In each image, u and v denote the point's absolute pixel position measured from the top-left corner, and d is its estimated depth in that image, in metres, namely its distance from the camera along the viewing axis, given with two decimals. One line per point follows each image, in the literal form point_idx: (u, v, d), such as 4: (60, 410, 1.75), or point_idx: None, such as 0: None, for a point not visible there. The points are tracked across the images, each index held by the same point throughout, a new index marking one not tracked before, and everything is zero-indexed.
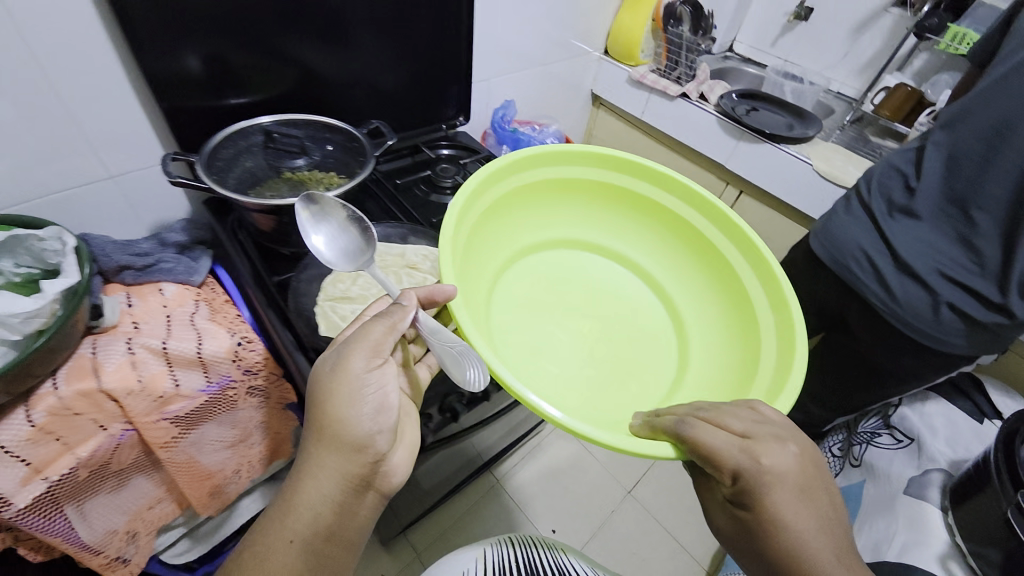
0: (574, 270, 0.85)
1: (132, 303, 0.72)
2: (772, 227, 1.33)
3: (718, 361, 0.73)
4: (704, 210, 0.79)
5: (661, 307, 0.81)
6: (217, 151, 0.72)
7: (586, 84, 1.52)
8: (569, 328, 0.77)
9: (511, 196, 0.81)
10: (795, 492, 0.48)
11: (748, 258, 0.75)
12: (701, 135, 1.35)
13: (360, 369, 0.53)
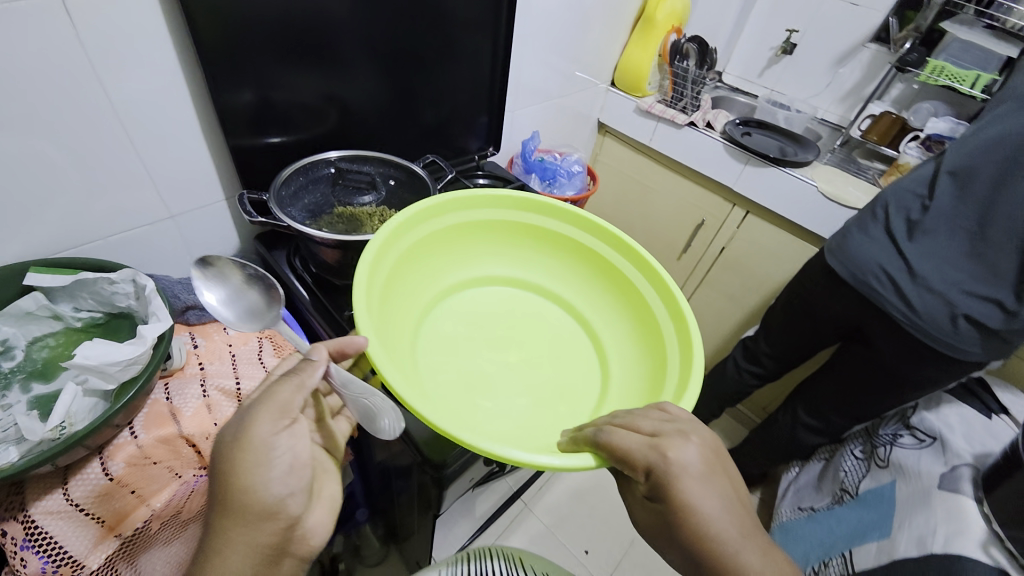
0: (510, 307, 0.78)
1: (197, 344, 0.71)
2: (779, 243, 1.41)
3: (637, 371, 0.69)
4: (623, 251, 0.75)
5: (588, 341, 0.76)
6: (286, 184, 0.74)
7: (593, 114, 1.60)
8: (494, 360, 0.70)
9: (446, 234, 0.77)
10: (714, 482, 0.44)
11: (657, 285, 0.71)
12: (708, 160, 1.43)
13: (266, 433, 0.49)
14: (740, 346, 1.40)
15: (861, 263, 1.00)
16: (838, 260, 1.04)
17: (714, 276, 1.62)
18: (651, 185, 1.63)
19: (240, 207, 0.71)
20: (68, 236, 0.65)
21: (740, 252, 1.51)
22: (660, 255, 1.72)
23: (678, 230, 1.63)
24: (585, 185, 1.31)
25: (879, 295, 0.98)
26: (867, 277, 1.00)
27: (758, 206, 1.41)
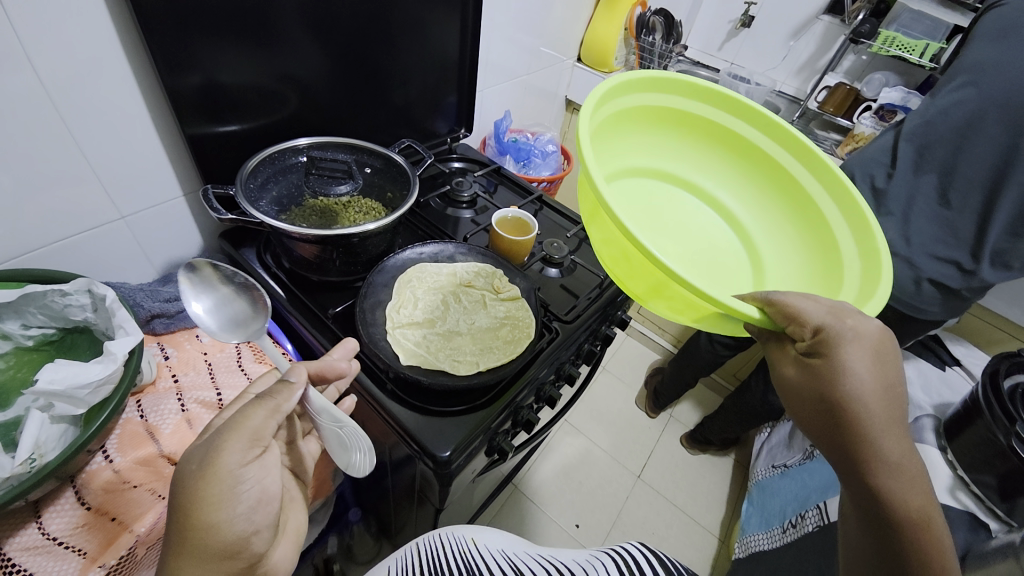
0: (651, 194, 0.71)
1: (168, 355, 0.66)
2: None
3: (795, 256, 0.66)
4: (823, 170, 0.64)
5: (746, 251, 0.67)
6: (254, 175, 0.69)
7: (560, 91, 1.57)
8: (654, 237, 0.66)
9: (645, 113, 0.68)
10: (871, 361, 0.45)
11: (818, 176, 0.65)
12: None
13: (234, 464, 0.46)
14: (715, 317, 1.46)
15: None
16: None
17: None
18: None
19: (204, 202, 0.65)
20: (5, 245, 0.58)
21: None
22: None
23: None
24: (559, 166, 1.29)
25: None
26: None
27: None
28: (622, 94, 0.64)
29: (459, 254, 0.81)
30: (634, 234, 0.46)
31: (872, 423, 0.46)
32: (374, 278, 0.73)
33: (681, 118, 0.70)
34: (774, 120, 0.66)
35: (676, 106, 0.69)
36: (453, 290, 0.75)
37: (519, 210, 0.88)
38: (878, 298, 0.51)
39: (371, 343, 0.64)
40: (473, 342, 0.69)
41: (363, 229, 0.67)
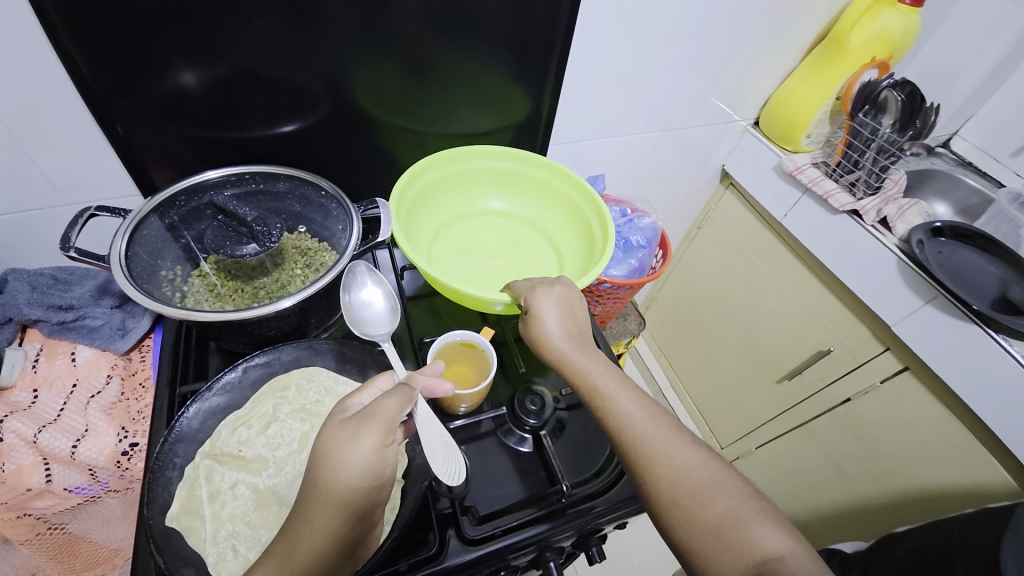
0: (474, 232, 0.77)
1: (37, 364, 0.59)
2: (940, 435, 0.91)
3: (579, 243, 0.75)
4: (572, 179, 0.75)
5: (549, 252, 0.75)
6: (139, 234, 0.55)
7: (716, 158, 1.17)
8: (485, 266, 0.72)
9: (437, 182, 0.75)
10: (564, 311, 0.57)
11: (567, 177, 0.75)
12: (867, 272, 0.94)
13: (369, 450, 0.39)
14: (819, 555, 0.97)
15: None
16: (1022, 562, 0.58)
17: (821, 428, 1.14)
18: (771, 275, 1.18)
19: (67, 228, 0.50)
20: None
21: (872, 417, 1.03)
22: (755, 369, 1.28)
23: (789, 349, 1.17)
24: (651, 265, 0.92)
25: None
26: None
27: (924, 364, 0.92)
28: (419, 177, 0.71)
29: (371, 369, 0.57)
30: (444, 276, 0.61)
31: (588, 370, 0.52)
32: (242, 370, 0.54)
33: (473, 170, 0.76)
34: (525, 154, 0.76)
35: (468, 167, 0.76)
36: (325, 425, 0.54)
37: (483, 335, 0.62)
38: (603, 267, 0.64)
39: (155, 469, 0.46)
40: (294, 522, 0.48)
41: (274, 306, 0.51)
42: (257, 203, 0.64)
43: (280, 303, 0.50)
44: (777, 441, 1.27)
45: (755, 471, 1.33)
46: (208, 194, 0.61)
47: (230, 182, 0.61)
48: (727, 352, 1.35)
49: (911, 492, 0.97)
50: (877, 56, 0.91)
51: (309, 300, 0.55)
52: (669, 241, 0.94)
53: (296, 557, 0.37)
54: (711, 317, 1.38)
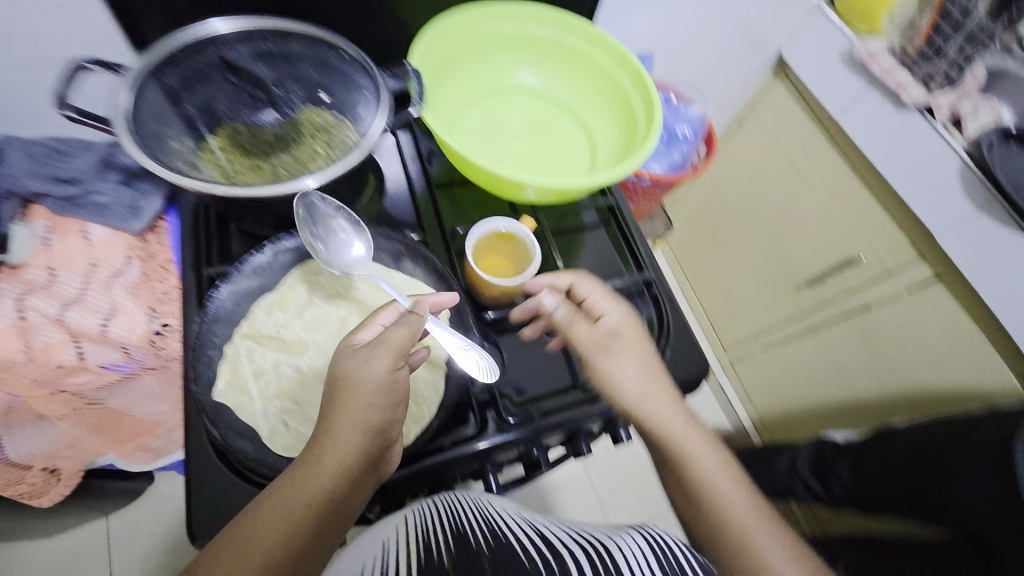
0: (500, 111, 0.67)
1: (49, 241, 0.56)
2: (955, 344, 0.93)
3: (617, 128, 0.65)
4: (614, 51, 0.63)
5: (583, 138, 0.67)
6: (138, 97, 0.48)
7: (774, 40, 1.03)
8: (512, 150, 0.65)
9: (460, 48, 0.64)
10: (620, 352, 0.52)
11: (611, 46, 0.64)
12: (919, 176, 0.88)
13: (382, 370, 0.41)
14: (813, 445, 1.06)
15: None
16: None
17: (832, 334, 1.16)
18: (812, 178, 1.11)
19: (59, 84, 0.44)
20: None
21: (887, 325, 1.04)
22: (774, 275, 1.27)
23: (816, 256, 1.14)
24: (692, 161, 0.86)
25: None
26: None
27: (957, 273, 0.91)
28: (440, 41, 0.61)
29: (407, 258, 0.54)
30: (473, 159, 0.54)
31: (665, 423, 0.51)
32: (271, 255, 0.50)
33: (502, 35, 0.65)
34: (566, 16, 0.63)
35: (496, 30, 0.65)
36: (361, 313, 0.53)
37: (525, 226, 0.59)
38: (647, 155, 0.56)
39: (196, 349, 0.44)
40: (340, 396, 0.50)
41: (299, 185, 0.45)
42: (269, 67, 0.56)
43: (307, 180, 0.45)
44: (783, 344, 1.30)
45: (757, 370, 1.39)
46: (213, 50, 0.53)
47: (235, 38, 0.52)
48: (748, 259, 1.33)
49: (913, 393, 1.02)
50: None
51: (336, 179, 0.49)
52: (714, 134, 0.87)
53: (319, 477, 0.38)
54: (737, 222, 1.33)
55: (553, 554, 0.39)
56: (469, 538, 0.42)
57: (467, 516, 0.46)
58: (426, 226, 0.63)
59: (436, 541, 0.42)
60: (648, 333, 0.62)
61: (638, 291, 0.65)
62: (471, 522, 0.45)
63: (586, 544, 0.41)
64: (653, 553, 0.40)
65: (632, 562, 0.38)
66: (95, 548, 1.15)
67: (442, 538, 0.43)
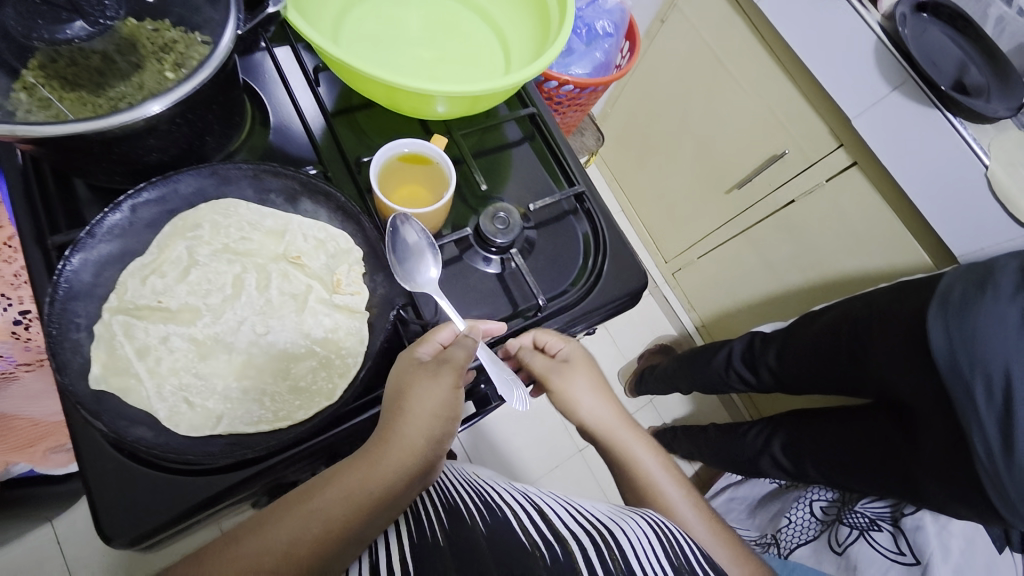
0: (386, 10, 0.57)
1: None
2: (871, 225, 0.99)
3: (524, 17, 0.57)
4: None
5: (488, 35, 0.59)
6: None
7: None
8: (409, 56, 0.56)
9: None
10: (577, 373, 0.56)
11: None
12: (840, 61, 0.87)
13: (446, 386, 0.42)
14: (744, 338, 1.13)
15: (979, 360, 0.69)
16: (947, 330, 0.72)
17: (760, 232, 1.20)
18: (737, 75, 1.09)
19: None
20: None
21: (810, 216, 1.08)
22: (706, 180, 1.27)
23: (745, 156, 1.15)
24: (616, 61, 0.80)
25: (975, 416, 0.69)
26: (973, 374, 0.69)
27: (874, 157, 0.94)
28: None
29: (304, 197, 0.46)
30: (359, 65, 0.46)
31: (618, 434, 0.57)
32: (130, 210, 0.41)
33: None
34: None
35: None
36: (260, 266, 0.46)
37: (438, 145, 0.51)
38: (559, 44, 0.50)
39: (54, 336, 0.37)
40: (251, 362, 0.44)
41: (141, 113, 0.36)
42: None
43: (149, 106, 0.35)
44: (718, 248, 1.34)
45: (696, 276, 1.44)
46: None
47: None
48: (681, 167, 1.33)
49: (833, 278, 1.10)
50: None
51: (194, 105, 0.40)
52: (636, 28, 0.80)
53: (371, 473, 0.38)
54: (667, 129, 1.31)
55: (556, 535, 0.38)
56: (463, 514, 0.39)
57: (457, 489, 0.44)
58: (327, 159, 0.54)
59: (427, 518, 0.40)
60: (585, 249, 0.60)
61: (571, 209, 0.61)
62: (462, 496, 0.43)
63: (590, 525, 0.40)
64: (660, 546, 0.41)
65: (642, 556, 0.38)
66: (47, 555, 1.08)
67: (433, 515, 0.40)
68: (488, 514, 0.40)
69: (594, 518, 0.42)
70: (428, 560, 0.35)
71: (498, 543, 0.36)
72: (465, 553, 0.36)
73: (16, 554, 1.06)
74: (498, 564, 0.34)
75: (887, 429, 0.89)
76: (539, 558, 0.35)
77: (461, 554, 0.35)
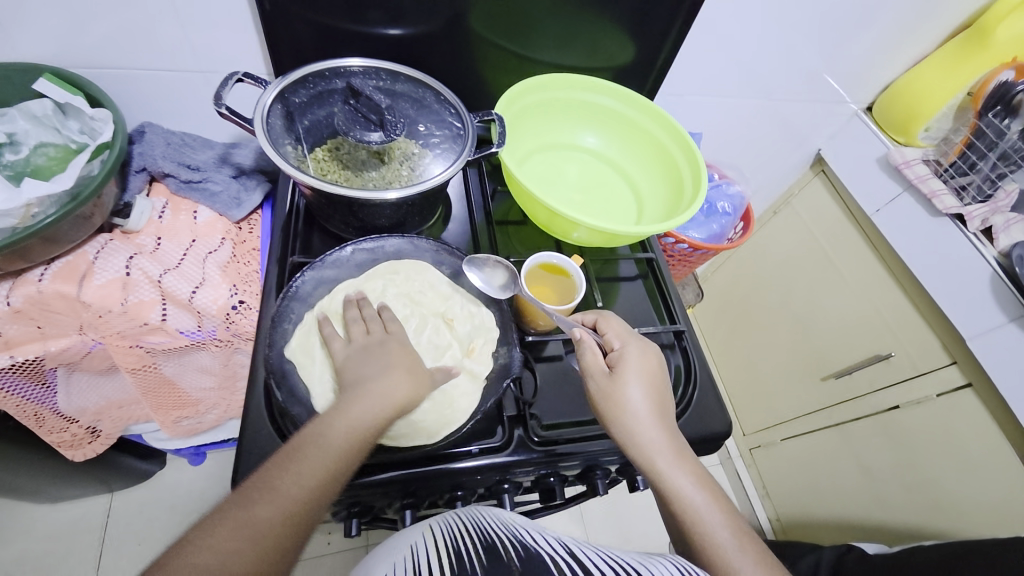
0: (561, 163, 0.75)
1: (163, 215, 0.65)
2: (988, 454, 0.90)
3: (661, 193, 0.72)
4: (669, 126, 0.70)
5: (630, 197, 0.73)
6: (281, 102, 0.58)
7: (814, 140, 1.13)
8: (564, 197, 0.71)
9: (536, 108, 0.72)
10: (642, 375, 0.53)
11: (666, 125, 0.71)
12: (956, 282, 0.91)
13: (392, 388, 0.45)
14: (836, 550, 0.98)
15: None
16: None
17: (857, 430, 1.14)
18: (846, 274, 1.14)
19: (219, 86, 0.53)
20: (100, 57, 0.60)
21: (917, 427, 1.01)
22: (802, 363, 1.26)
23: (847, 348, 1.15)
24: (729, 234, 0.92)
25: None
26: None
27: (992, 385, 0.90)
28: (519, 99, 0.69)
29: (464, 274, 0.61)
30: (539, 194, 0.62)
31: (652, 446, 0.49)
32: (350, 251, 0.58)
33: (572, 103, 0.73)
34: (633, 95, 0.71)
35: (568, 98, 0.73)
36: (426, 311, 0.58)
37: (574, 261, 0.63)
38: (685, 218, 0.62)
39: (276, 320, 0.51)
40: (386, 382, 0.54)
41: (382, 196, 0.53)
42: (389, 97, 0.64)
43: (388, 193, 0.53)
44: (806, 436, 1.27)
45: (774, 459, 1.35)
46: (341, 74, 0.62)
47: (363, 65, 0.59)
48: (776, 343, 1.33)
49: (947, 511, 0.97)
50: (1017, 56, 0.87)
51: (417, 198, 0.58)
52: (752, 212, 0.93)
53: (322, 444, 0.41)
54: (765, 304, 1.35)
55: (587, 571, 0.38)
56: (502, 551, 0.41)
57: (496, 529, 0.45)
58: (483, 252, 0.70)
59: (468, 551, 0.41)
60: (676, 379, 0.65)
61: (669, 343, 0.68)
62: (501, 536, 0.43)
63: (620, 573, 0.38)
64: None
65: None
66: (91, 526, 1.13)
67: (475, 550, 0.41)
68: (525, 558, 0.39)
69: (625, 564, 0.40)
70: None
71: None
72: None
73: (72, 514, 1.13)
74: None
75: None
76: None
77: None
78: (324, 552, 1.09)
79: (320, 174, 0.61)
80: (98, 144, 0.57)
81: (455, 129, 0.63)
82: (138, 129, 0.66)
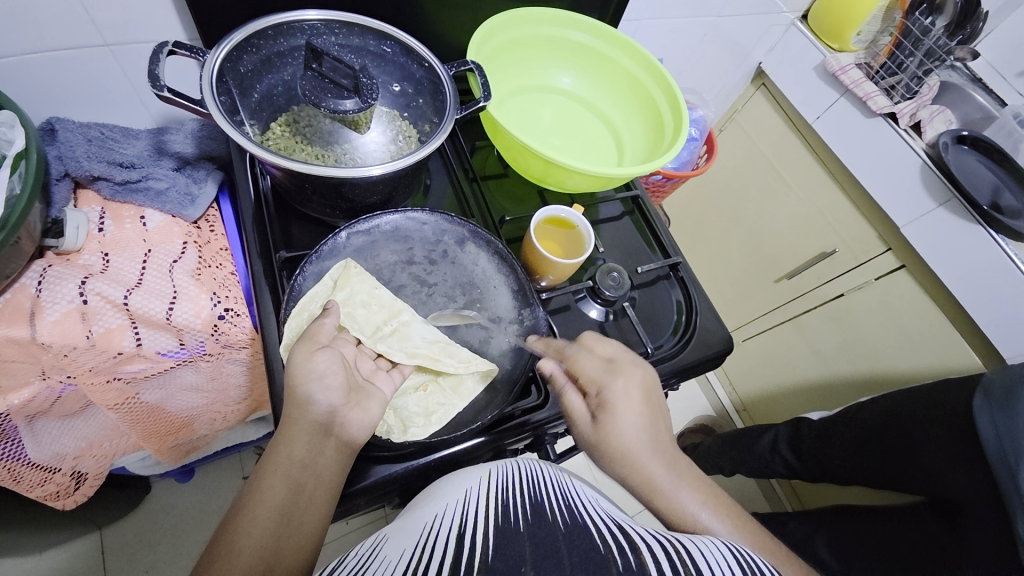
0: (536, 107, 0.71)
1: (103, 227, 0.57)
2: (918, 320, 1.05)
3: (640, 130, 0.72)
4: (639, 55, 0.69)
5: (610, 138, 0.72)
6: (229, 70, 0.50)
7: (755, 55, 1.16)
8: (546, 143, 0.69)
9: (507, 48, 0.68)
10: (639, 405, 0.48)
11: (640, 59, 0.70)
12: (890, 178, 1.01)
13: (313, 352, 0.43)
14: (790, 423, 1.11)
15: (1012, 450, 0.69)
16: (994, 423, 0.73)
17: (810, 321, 1.27)
18: (790, 181, 1.22)
19: (150, 62, 0.44)
20: None
21: (859, 309, 1.15)
22: (757, 271, 1.37)
23: (795, 251, 1.25)
24: (696, 159, 0.95)
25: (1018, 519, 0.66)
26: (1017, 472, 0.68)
27: (922, 263, 1.03)
28: (490, 38, 0.65)
29: (470, 241, 0.58)
30: (530, 143, 0.59)
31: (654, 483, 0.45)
32: (345, 237, 0.54)
33: (542, 41, 0.70)
34: (604, 28, 0.69)
35: (539, 36, 0.70)
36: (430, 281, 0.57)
37: (580, 214, 0.64)
38: (674, 152, 0.63)
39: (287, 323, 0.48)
40: (412, 356, 0.52)
41: (365, 174, 0.48)
42: (353, 55, 0.58)
43: (373, 171, 0.48)
44: (764, 332, 1.41)
45: (739, 359, 1.49)
46: (295, 35, 0.54)
47: (323, 16, 0.53)
48: (732, 255, 1.43)
49: (888, 373, 1.13)
50: None
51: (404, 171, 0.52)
52: (714, 136, 0.96)
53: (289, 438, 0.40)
54: (718, 220, 1.44)
55: (632, 543, 0.32)
56: (549, 510, 0.35)
57: (547, 488, 0.39)
58: (477, 214, 0.67)
59: (513, 504, 0.36)
60: (679, 310, 0.69)
61: (665, 274, 0.71)
62: (552, 496, 0.38)
63: (661, 541, 0.34)
64: (737, 566, 0.33)
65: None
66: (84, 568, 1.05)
67: (520, 505, 0.36)
68: (571, 521, 0.35)
69: (666, 535, 0.35)
70: (507, 545, 0.31)
71: (578, 547, 0.31)
72: (545, 544, 0.31)
73: (58, 560, 1.04)
74: (572, 563, 0.29)
75: (934, 528, 0.80)
76: (613, 561, 0.30)
77: (539, 546, 0.31)
78: (346, 532, 1.09)
79: (284, 152, 0.54)
80: (14, 154, 0.47)
81: (435, 84, 0.57)
82: (45, 125, 0.55)
